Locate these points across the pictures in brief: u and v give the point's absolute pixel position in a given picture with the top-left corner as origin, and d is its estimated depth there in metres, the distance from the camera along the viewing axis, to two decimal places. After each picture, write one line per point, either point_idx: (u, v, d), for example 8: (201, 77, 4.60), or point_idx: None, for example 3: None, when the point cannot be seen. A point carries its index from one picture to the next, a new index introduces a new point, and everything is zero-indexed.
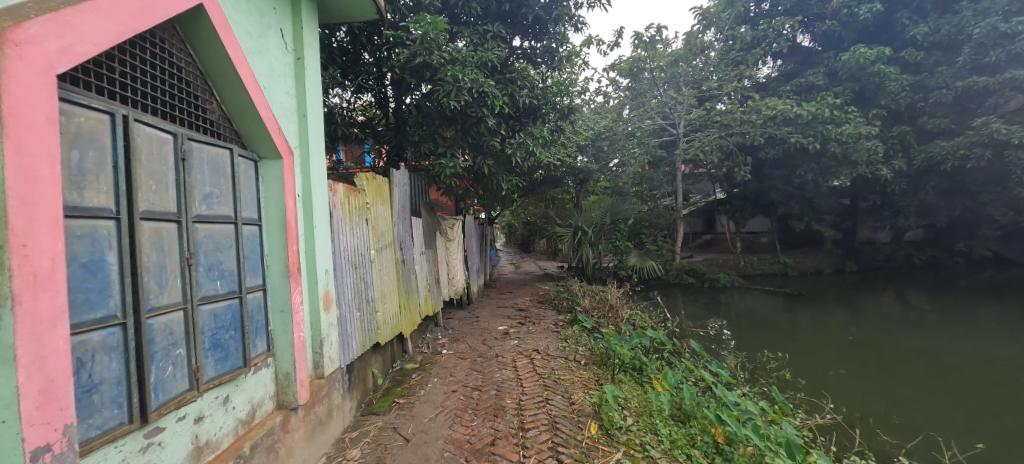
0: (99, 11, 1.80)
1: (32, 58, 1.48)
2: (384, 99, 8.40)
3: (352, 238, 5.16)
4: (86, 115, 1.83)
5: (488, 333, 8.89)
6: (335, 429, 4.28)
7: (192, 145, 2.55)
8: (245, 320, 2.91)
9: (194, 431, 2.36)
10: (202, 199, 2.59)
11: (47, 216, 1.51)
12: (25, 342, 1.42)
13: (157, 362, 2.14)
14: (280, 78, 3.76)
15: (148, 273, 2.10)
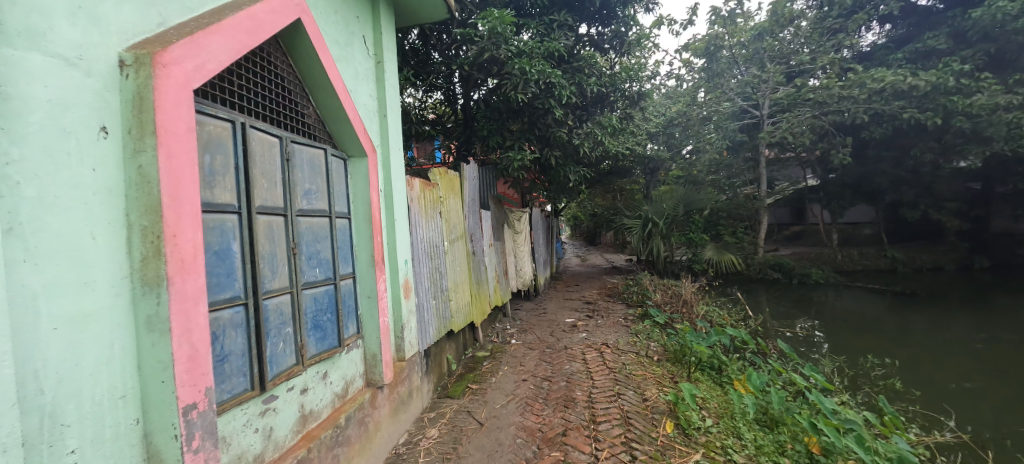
0: (222, 33, 2.07)
1: (175, 77, 1.74)
2: (452, 96, 8.68)
3: (427, 230, 5.45)
4: (213, 123, 2.11)
5: (555, 325, 8.92)
6: (415, 408, 4.59)
7: (294, 147, 2.84)
8: (340, 304, 3.21)
9: (300, 401, 2.67)
10: (303, 195, 2.88)
11: (191, 211, 1.77)
12: (177, 317, 1.68)
13: (271, 338, 2.44)
14: (364, 82, 4.05)
15: (263, 260, 2.39)
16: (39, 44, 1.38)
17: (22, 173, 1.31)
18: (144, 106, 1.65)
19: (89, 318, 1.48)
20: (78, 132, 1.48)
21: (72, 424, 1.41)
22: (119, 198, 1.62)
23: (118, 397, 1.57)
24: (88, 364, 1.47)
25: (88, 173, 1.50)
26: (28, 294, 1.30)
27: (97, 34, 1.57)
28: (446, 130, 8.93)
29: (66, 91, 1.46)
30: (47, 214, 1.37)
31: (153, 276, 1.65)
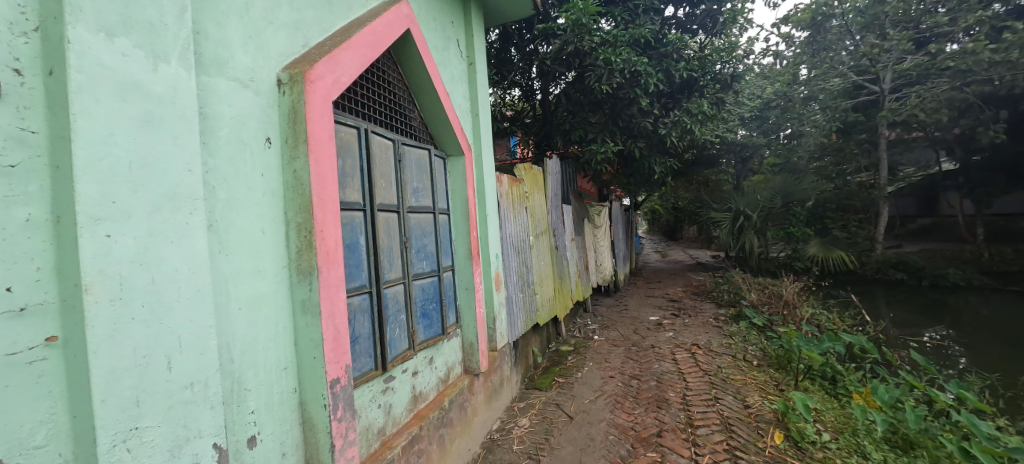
0: (352, 49, 2.31)
1: (319, 92, 1.98)
2: (530, 91, 8.68)
3: (515, 225, 5.57)
4: (344, 131, 2.37)
5: (639, 322, 8.63)
6: (506, 397, 4.74)
7: (404, 149, 3.08)
8: (443, 294, 3.43)
9: (412, 383, 2.91)
10: (412, 193, 3.12)
11: (332, 209, 2.01)
12: (324, 301, 1.93)
13: (390, 323, 2.69)
14: (458, 84, 4.24)
15: (382, 253, 2.64)
16: (224, 71, 1.67)
17: (216, 179, 1.59)
18: (297, 118, 1.91)
19: (262, 300, 1.76)
20: (251, 143, 1.77)
21: (251, 388, 1.69)
22: (280, 198, 1.89)
23: (282, 369, 1.85)
24: (261, 339, 1.75)
25: (258, 177, 1.78)
26: (223, 279, 1.59)
27: (262, 59, 1.85)
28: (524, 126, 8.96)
29: (243, 109, 1.74)
30: (233, 213, 1.65)
31: (307, 265, 1.90)
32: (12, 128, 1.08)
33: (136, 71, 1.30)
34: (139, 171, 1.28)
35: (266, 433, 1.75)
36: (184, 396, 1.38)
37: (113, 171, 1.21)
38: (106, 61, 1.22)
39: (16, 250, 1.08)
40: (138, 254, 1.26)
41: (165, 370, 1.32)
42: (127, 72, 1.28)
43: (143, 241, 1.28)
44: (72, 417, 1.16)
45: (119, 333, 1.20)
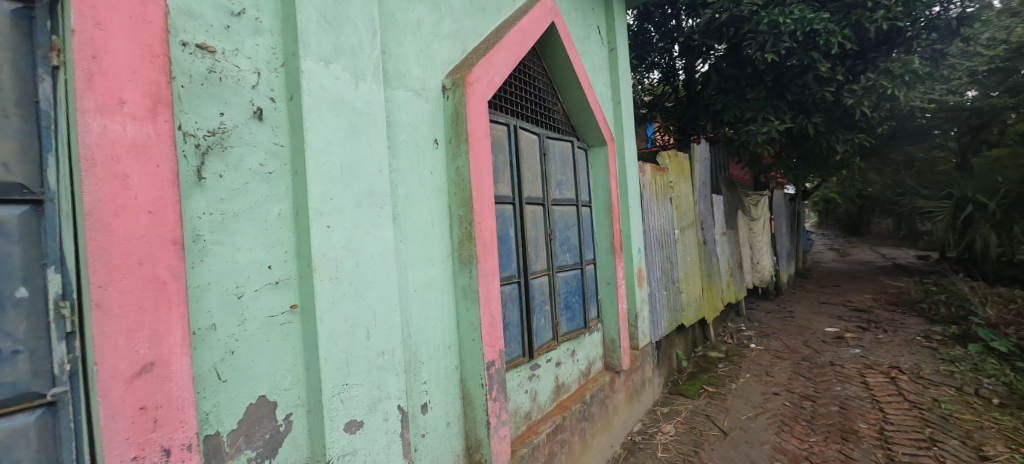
0: (504, 49, 2.43)
1: (477, 93, 2.15)
2: (673, 72, 7.87)
3: (658, 217, 5.22)
4: (496, 128, 2.53)
5: (811, 333, 7.29)
6: (647, 399, 4.52)
7: (549, 142, 3.14)
8: (585, 288, 3.42)
9: (555, 373, 2.97)
10: (557, 186, 3.16)
11: (489, 202, 2.16)
12: (482, 289, 2.10)
13: (537, 312, 2.79)
14: (599, 71, 4.12)
15: (530, 244, 2.76)
16: (403, 82, 1.92)
17: (399, 178, 1.85)
18: (459, 119, 2.09)
19: (433, 285, 2.01)
20: (424, 146, 2.01)
21: (425, 361, 1.94)
22: (446, 194, 2.11)
23: (448, 346, 2.07)
24: (433, 318, 1.99)
25: (429, 175, 2.02)
26: (404, 265, 1.85)
27: (431, 69, 2.08)
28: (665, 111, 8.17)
29: (417, 115, 1.98)
30: (410, 208, 1.90)
31: (467, 255, 2.09)
32: (269, 144, 1.43)
33: (344, 90, 1.58)
34: (346, 173, 1.56)
35: (435, 402, 1.99)
36: (378, 362, 1.65)
37: (330, 173, 1.51)
38: (325, 84, 1.52)
39: (273, 237, 1.42)
40: (347, 241, 1.55)
41: (365, 339, 1.60)
42: (339, 91, 1.56)
43: (350, 232, 1.56)
44: (305, 369, 1.48)
45: (335, 305, 1.50)
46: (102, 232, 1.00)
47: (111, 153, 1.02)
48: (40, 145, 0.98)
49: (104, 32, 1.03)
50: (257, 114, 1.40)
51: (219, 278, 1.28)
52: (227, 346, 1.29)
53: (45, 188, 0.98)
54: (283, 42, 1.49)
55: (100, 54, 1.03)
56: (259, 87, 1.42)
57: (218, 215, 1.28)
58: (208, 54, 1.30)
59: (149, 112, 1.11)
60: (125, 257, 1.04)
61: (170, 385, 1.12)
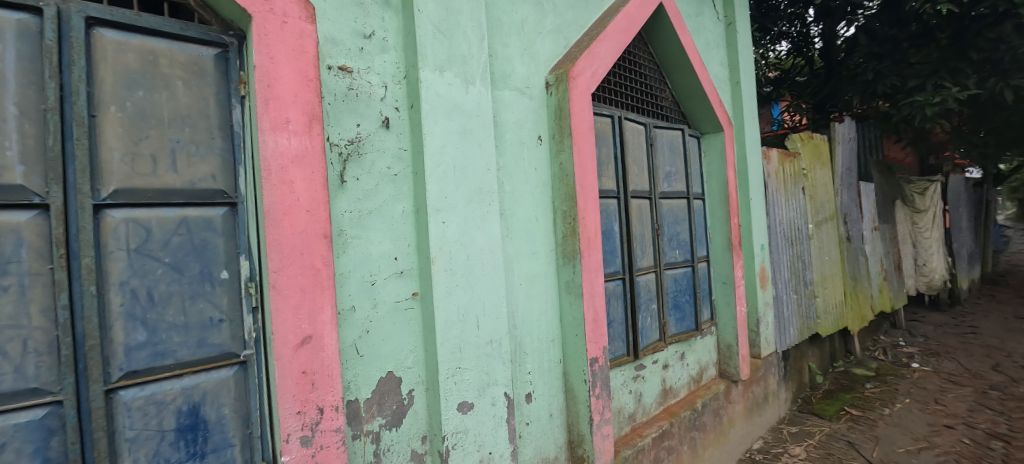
0: (607, 38, 2.37)
1: (580, 86, 2.13)
2: (806, 40, 6.87)
3: (787, 210, 4.60)
4: (599, 121, 2.50)
5: (1005, 356, 5.77)
6: (770, 415, 4.05)
7: (656, 132, 2.98)
8: (697, 287, 3.19)
9: (662, 375, 2.84)
10: (665, 178, 2.99)
11: (592, 196, 2.14)
12: (587, 284, 2.09)
13: (642, 311, 2.69)
14: (715, 50, 3.76)
15: (635, 240, 2.66)
16: (508, 82, 2.00)
17: (505, 175, 1.94)
18: (563, 114, 2.10)
19: (537, 278, 2.07)
20: (528, 142, 2.07)
21: (529, 353, 2.02)
22: (549, 189, 2.15)
23: (551, 339, 2.12)
24: (537, 312, 2.06)
25: (533, 172, 2.08)
26: (510, 259, 1.94)
27: (534, 67, 2.13)
28: (795, 87, 7.04)
29: (522, 114, 2.05)
30: (516, 204, 1.98)
31: (570, 250, 2.10)
32: (395, 149, 1.61)
33: (456, 95, 1.71)
34: (458, 172, 1.68)
35: (538, 392, 2.05)
36: (487, 349, 1.75)
37: (445, 173, 1.64)
38: (440, 92, 1.65)
39: (399, 231, 1.60)
40: (459, 236, 1.67)
41: (475, 328, 1.71)
42: (452, 97, 1.69)
43: (462, 227, 1.69)
44: (424, 351, 1.65)
45: (449, 295, 1.63)
46: (276, 228, 1.24)
47: (280, 163, 1.26)
48: (234, 159, 1.31)
49: (274, 64, 1.27)
50: (385, 122, 1.59)
51: (356, 267, 1.48)
52: (364, 326, 1.49)
53: (237, 193, 1.31)
54: (404, 56, 1.66)
55: (271, 82, 1.26)
56: (386, 99, 1.60)
57: (356, 213, 1.49)
58: (346, 74, 1.50)
59: (307, 128, 1.32)
60: (292, 248, 1.27)
61: (323, 355, 1.34)
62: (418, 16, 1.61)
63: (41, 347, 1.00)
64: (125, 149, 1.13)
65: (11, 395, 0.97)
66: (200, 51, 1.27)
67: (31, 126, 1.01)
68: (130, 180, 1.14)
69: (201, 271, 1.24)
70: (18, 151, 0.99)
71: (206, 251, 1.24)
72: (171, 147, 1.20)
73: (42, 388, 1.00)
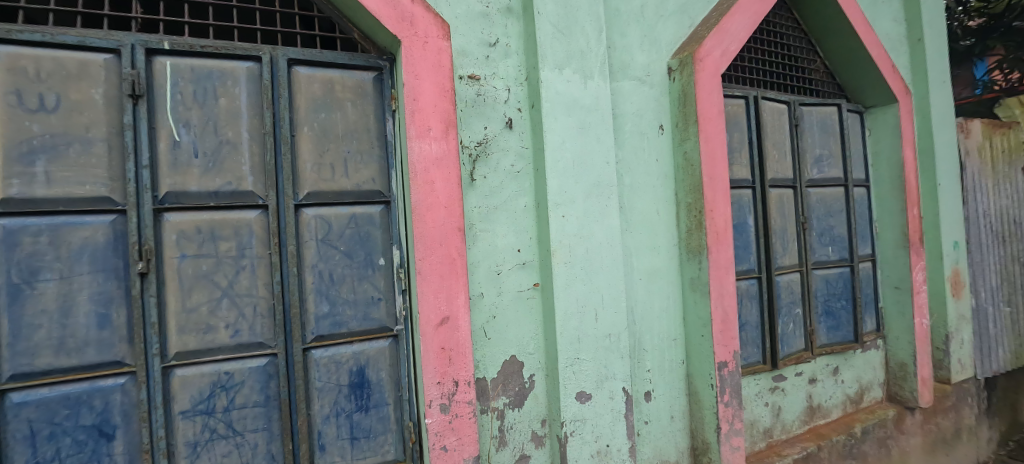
0: (740, 11, 2.13)
1: (708, 68, 1.97)
2: None
3: (997, 198, 3.59)
4: (731, 103, 2.30)
5: None
6: (965, 456, 3.25)
7: (803, 110, 2.60)
8: (858, 291, 2.71)
9: (808, 390, 2.50)
10: (814, 162, 2.61)
11: (722, 186, 1.97)
12: (714, 282, 1.94)
13: (783, 316, 2.40)
14: (886, 4, 3.10)
15: (775, 235, 2.39)
16: (628, 72, 1.96)
17: (625, 168, 1.94)
18: (687, 100, 1.98)
19: (657, 273, 2.01)
20: (649, 133, 2.01)
21: (649, 350, 1.98)
22: (671, 181, 2.06)
23: (672, 338, 2.04)
24: (657, 308, 2.00)
25: (654, 163, 2.02)
26: (628, 253, 1.93)
27: (655, 53, 2.04)
28: None
29: (643, 103, 2.00)
30: (634, 197, 1.96)
31: (696, 244, 1.98)
32: (517, 147, 1.71)
33: (575, 91, 1.74)
34: (577, 167, 1.72)
35: (658, 392, 1.99)
36: (605, 343, 1.77)
37: (564, 168, 1.70)
38: (559, 89, 1.71)
39: (521, 225, 1.70)
40: (578, 230, 1.71)
41: (594, 321, 1.74)
42: (571, 93, 1.73)
43: (581, 220, 1.72)
44: (545, 339, 1.73)
45: (569, 287, 1.69)
46: (421, 222, 1.44)
47: (423, 166, 1.45)
48: (388, 163, 1.55)
49: (417, 79, 1.46)
50: (508, 123, 1.70)
51: (484, 258, 1.63)
52: (491, 311, 1.64)
53: (390, 192, 1.55)
54: (526, 59, 1.75)
55: (416, 96, 1.46)
56: (509, 101, 1.72)
57: (484, 208, 1.64)
58: (475, 82, 1.65)
59: (444, 133, 1.49)
60: (433, 239, 1.46)
61: (458, 335, 1.50)
62: (538, 18, 1.69)
63: (262, 311, 1.38)
64: (314, 160, 1.44)
65: (248, 346, 1.36)
66: (362, 75, 1.53)
67: (256, 146, 1.38)
68: (317, 185, 1.44)
69: (364, 258, 1.50)
70: (249, 165, 1.37)
71: (368, 241, 1.50)
72: (343, 157, 1.48)
73: (264, 342, 1.37)
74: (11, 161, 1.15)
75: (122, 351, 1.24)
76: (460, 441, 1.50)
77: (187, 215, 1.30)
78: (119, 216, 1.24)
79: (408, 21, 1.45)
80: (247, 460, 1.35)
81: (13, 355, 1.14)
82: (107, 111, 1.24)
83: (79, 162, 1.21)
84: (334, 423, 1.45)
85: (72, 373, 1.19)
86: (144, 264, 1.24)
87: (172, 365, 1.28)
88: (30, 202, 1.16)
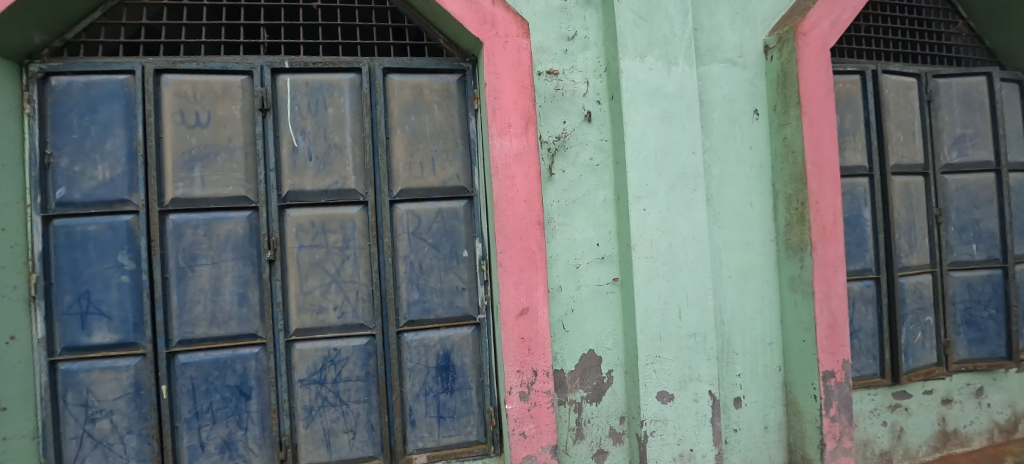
0: None
1: (814, 42, 1.75)
2: None
3: None
4: (843, 80, 2.05)
5: None
6: None
7: (939, 83, 2.22)
8: (1014, 299, 2.25)
9: (941, 412, 2.14)
10: (953, 144, 2.22)
11: (832, 174, 1.75)
12: (819, 282, 1.75)
13: (907, 325, 2.10)
14: None
15: (899, 230, 2.09)
16: (717, 55, 1.86)
17: (713, 158, 1.84)
18: (788, 80, 1.80)
19: (750, 271, 1.88)
20: (741, 119, 1.88)
21: (739, 352, 1.86)
22: (767, 170, 1.90)
23: (767, 342, 1.89)
24: (749, 307, 1.87)
25: (747, 151, 1.88)
26: (716, 248, 1.84)
27: (749, 31, 1.89)
28: None
29: (734, 87, 1.87)
30: (724, 190, 1.85)
31: (797, 240, 1.80)
32: (596, 140, 1.70)
33: (658, 79, 1.67)
34: (660, 158, 1.66)
35: (749, 400, 1.87)
36: (690, 342, 1.68)
37: (646, 160, 1.64)
38: (641, 78, 1.65)
39: (600, 219, 1.69)
40: (661, 223, 1.65)
41: (677, 318, 1.67)
42: (653, 81, 1.67)
43: (664, 214, 1.66)
44: (624, 334, 1.71)
45: (650, 282, 1.64)
46: (503, 215, 1.50)
47: (505, 162, 1.50)
48: (471, 160, 1.62)
49: (498, 78, 1.51)
50: (587, 116, 1.70)
51: (563, 251, 1.66)
52: (569, 304, 1.66)
53: (473, 188, 1.62)
54: (605, 49, 1.73)
55: (497, 95, 1.51)
56: (589, 94, 1.71)
57: (563, 202, 1.66)
58: (553, 77, 1.68)
59: (524, 129, 1.52)
60: (514, 232, 1.51)
61: (538, 326, 1.53)
62: (619, 6, 1.65)
63: (363, 295, 1.54)
64: (406, 160, 1.57)
65: (352, 326, 1.53)
66: (447, 78, 1.63)
67: (357, 149, 1.54)
68: (409, 183, 1.57)
69: (450, 249, 1.60)
70: (352, 166, 1.53)
71: (453, 235, 1.60)
72: (431, 156, 1.59)
73: (365, 324, 1.54)
74: (179, 168, 1.44)
75: (255, 325, 1.48)
76: (539, 429, 1.54)
77: (304, 211, 1.50)
78: (251, 212, 1.48)
79: (490, 23, 1.51)
80: (351, 427, 1.53)
81: (182, 324, 1.44)
82: (243, 124, 1.49)
83: (224, 167, 1.47)
84: (423, 401, 1.58)
85: (220, 342, 1.46)
86: (272, 252, 1.46)
87: (293, 339, 1.49)
88: (191, 201, 1.44)
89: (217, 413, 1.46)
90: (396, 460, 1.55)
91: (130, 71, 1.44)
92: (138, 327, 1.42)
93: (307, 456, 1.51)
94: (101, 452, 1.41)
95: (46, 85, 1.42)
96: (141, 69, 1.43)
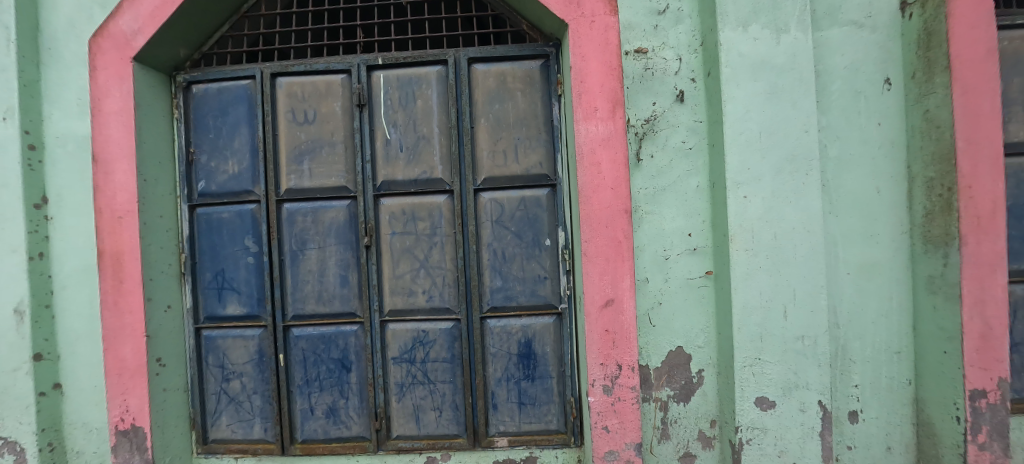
0: None
1: None
2: None
3: None
4: (1010, 37, 1.67)
5: None
6: None
7: None
8: None
9: None
10: None
11: (993, 154, 1.43)
12: (969, 283, 1.45)
13: None
14: None
15: None
16: (837, 17, 1.61)
17: (829, 138, 1.61)
18: (933, 41, 1.50)
19: (875, 268, 1.62)
20: (868, 90, 1.61)
21: (857, 361, 1.62)
22: (902, 151, 1.61)
23: (894, 351, 1.62)
24: (872, 310, 1.62)
25: (875, 128, 1.61)
26: (830, 241, 1.61)
27: None
28: None
29: (859, 53, 1.60)
30: (842, 174, 1.61)
31: (941, 232, 1.51)
32: (689, 122, 1.57)
33: (764, 50, 1.49)
34: (765, 139, 1.48)
35: (869, 414, 1.63)
36: (797, 346, 1.50)
37: (748, 141, 1.48)
38: (743, 50, 1.48)
39: (693, 207, 1.57)
40: (764, 213, 1.48)
41: (782, 318, 1.50)
42: (758, 53, 1.49)
43: (769, 202, 1.48)
44: (718, 332, 1.57)
45: (749, 277, 1.49)
46: (588, 203, 1.45)
47: (590, 147, 1.45)
48: (554, 147, 1.59)
49: (584, 61, 1.45)
50: (679, 96, 1.57)
51: (650, 242, 1.57)
52: (656, 298, 1.58)
53: (555, 176, 1.59)
54: (701, 21, 1.58)
55: (583, 78, 1.45)
56: (681, 72, 1.58)
57: (651, 190, 1.57)
58: (642, 56, 1.58)
59: (611, 112, 1.45)
60: (599, 220, 1.45)
61: (624, 318, 1.47)
62: None
63: (449, 281, 1.59)
64: (490, 148, 1.58)
65: (439, 310, 1.60)
66: (531, 64, 1.60)
67: (444, 139, 1.59)
68: (492, 172, 1.58)
69: (533, 238, 1.59)
70: (439, 156, 1.59)
71: (535, 223, 1.58)
72: (514, 143, 1.58)
73: (450, 308, 1.60)
74: (291, 162, 1.60)
75: (354, 305, 1.60)
76: (622, 425, 1.48)
77: (396, 200, 1.59)
78: (351, 201, 1.60)
79: (575, 3, 1.45)
80: (437, 405, 1.61)
81: (295, 300, 1.61)
82: (343, 119, 1.60)
83: (328, 160, 1.60)
84: (505, 386, 1.60)
85: (326, 319, 1.61)
86: (368, 239, 1.57)
87: (386, 320, 1.60)
88: (301, 191, 1.60)
89: (323, 382, 1.62)
90: (479, 441, 1.60)
91: (251, 76, 1.62)
92: (260, 302, 1.62)
93: (399, 428, 1.61)
94: (233, 407, 1.64)
95: (189, 92, 1.66)
96: (260, 74, 1.60)
